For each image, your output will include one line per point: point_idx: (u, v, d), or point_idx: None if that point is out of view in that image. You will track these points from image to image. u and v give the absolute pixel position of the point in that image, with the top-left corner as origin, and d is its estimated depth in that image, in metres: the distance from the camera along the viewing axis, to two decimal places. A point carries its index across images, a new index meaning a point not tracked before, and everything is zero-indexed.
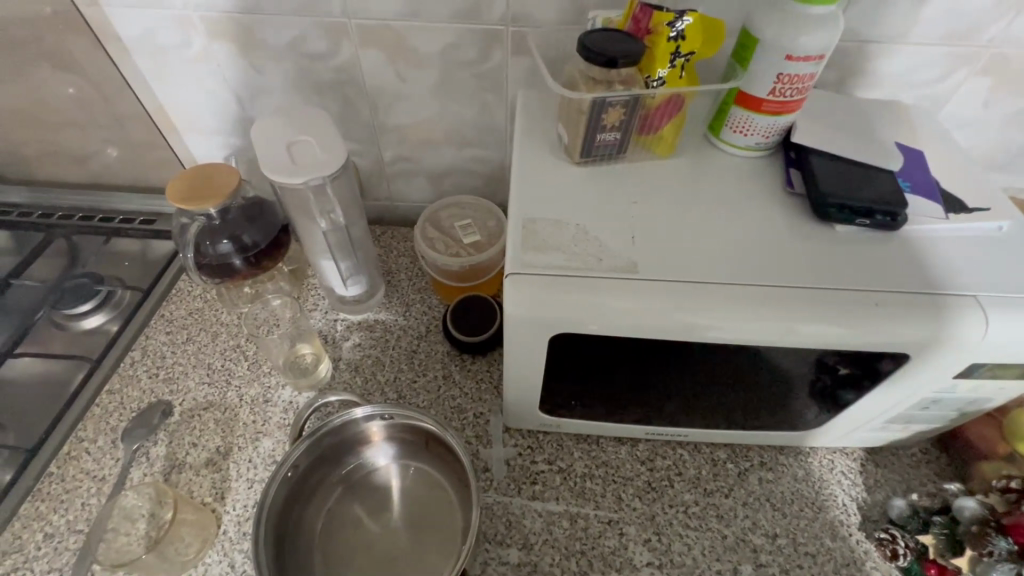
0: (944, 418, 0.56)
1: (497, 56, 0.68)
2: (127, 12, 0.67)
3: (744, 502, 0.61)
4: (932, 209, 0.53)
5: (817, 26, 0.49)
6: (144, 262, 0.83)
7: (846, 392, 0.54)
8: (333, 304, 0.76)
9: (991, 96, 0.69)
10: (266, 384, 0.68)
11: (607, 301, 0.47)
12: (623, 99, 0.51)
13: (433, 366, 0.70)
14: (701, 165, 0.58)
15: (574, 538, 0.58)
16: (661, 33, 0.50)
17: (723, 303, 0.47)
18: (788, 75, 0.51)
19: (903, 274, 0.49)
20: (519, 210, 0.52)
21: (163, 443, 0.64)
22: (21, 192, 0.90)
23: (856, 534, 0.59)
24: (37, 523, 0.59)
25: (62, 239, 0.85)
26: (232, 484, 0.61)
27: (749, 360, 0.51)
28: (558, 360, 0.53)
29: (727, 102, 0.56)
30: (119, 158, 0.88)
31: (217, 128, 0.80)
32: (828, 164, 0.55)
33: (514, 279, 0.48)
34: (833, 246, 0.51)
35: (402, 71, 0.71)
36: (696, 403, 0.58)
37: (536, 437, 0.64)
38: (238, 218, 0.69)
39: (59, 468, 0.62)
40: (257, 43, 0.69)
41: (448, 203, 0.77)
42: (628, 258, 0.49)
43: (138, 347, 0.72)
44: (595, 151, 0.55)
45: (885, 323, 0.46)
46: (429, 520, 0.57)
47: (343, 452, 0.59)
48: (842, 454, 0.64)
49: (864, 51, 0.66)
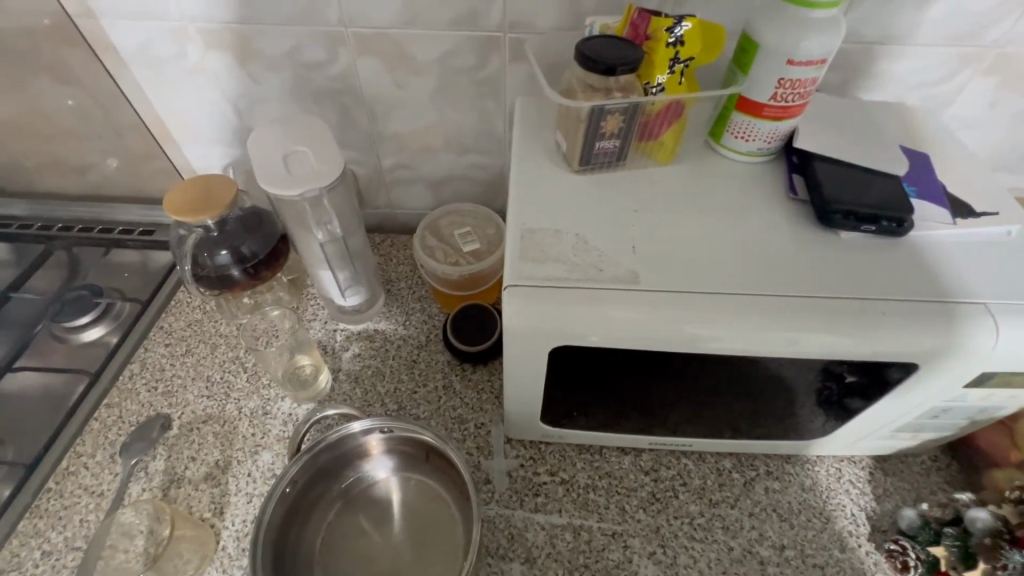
0: (955, 426, 0.55)
1: (495, 63, 0.68)
2: (125, 24, 0.67)
3: (751, 512, 0.59)
4: (938, 214, 0.52)
5: (819, 29, 0.48)
6: (145, 273, 0.83)
7: (854, 400, 0.53)
8: (332, 314, 0.75)
9: (997, 96, 0.68)
10: (265, 396, 0.68)
11: (608, 312, 0.46)
12: (622, 106, 0.50)
13: (433, 376, 0.70)
14: (702, 171, 0.57)
15: (577, 552, 0.57)
16: (659, 39, 0.49)
17: (727, 312, 0.46)
18: (790, 79, 0.50)
19: (910, 281, 0.48)
20: (518, 219, 0.52)
21: (161, 457, 0.63)
22: (21, 204, 0.90)
23: (866, 545, 0.58)
24: (35, 540, 0.58)
25: (62, 251, 0.85)
26: (231, 499, 0.60)
27: (754, 370, 0.50)
28: (560, 370, 0.52)
29: (727, 107, 0.55)
30: (119, 169, 0.88)
31: (216, 138, 0.80)
32: (832, 169, 0.54)
33: (513, 292, 0.47)
34: (838, 253, 0.50)
35: (400, 79, 0.70)
36: (700, 413, 0.57)
37: (538, 448, 0.63)
38: (237, 229, 0.68)
39: (58, 483, 0.62)
40: (253, 53, 0.69)
41: (447, 211, 0.77)
42: (629, 268, 0.49)
43: (137, 360, 0.72)
44: (594, 158, 0.54)
45: (892, 333, 0.46)
46: (430, 533, 0.56)
47: (342, 466, 0.59)
48: (849, 463, 0.63)
49: (867, 52, 0.65)
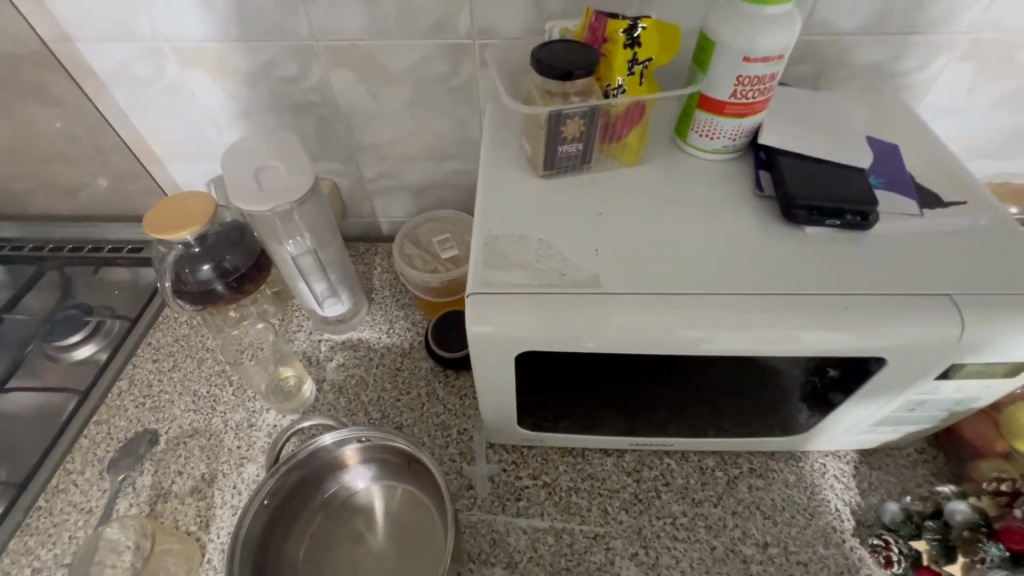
0: (934, 418, 0.55)
1: (468, 70, 0.68)
2: (102, 47, 0.68)
3: (734, 511, 0.59)
4: (905, 206, 0.52)
5: (774, 26, 0.48)
6: (135, 290, 0.84)
7: (831, 393, 0.52)
8: (317, 325, 0.76)
9: (975, 82, 0.68)
10: (251, 409, 0.69)
11: (574, 317, 0.46)
12: (581, 110, 0.50)
13: (417, 383, 0.70)
14: (671, 170, 0.57)
15: (559, 555, 0.57)
16: (616, 41, 0.49)
17: (692, 311, 0.46)
18: (748, 76, 0.50)
19: (879, 275, 0.48)
20: (483, 226, 0.52)
21: (148, 472, 0.64)
22: (14, 226, 0.92)
23: (851, 540, 0.57)
24: (25, 558, 0.59)
25: (53, 271, 0.86)
26: (217, 512, 0.61)
27: (726, 368, 0.50)
28: (531, 374, 0.52)
29: (691, 106, 0.55)
30: (106, 188, 0.89)
31: (198, 155, 0.81)
32: (798, 165, 0.53)
33: (476, 299, 0.47)
34: (805, 248, 0.50)
35: (374, 90, 0.71)
36: (679, 413, 0.57)
37: (520, 452, 0.64)
38: (217, 244, 0.68)
39: (48, 501, 0.63)
40: (230, 71, 0.70)
41: (427, 218, 0.77)
42: (593, 272, 0.49)
43: (126, 376, 0.73)
44: (558, 163, 0.54)
45: (857, 328, 0.45)
46: (412, 541, 0.57)
47: (322, 477, 0.59)
48: (834, 458, 0.63)
49: (840, 43, 0.64)
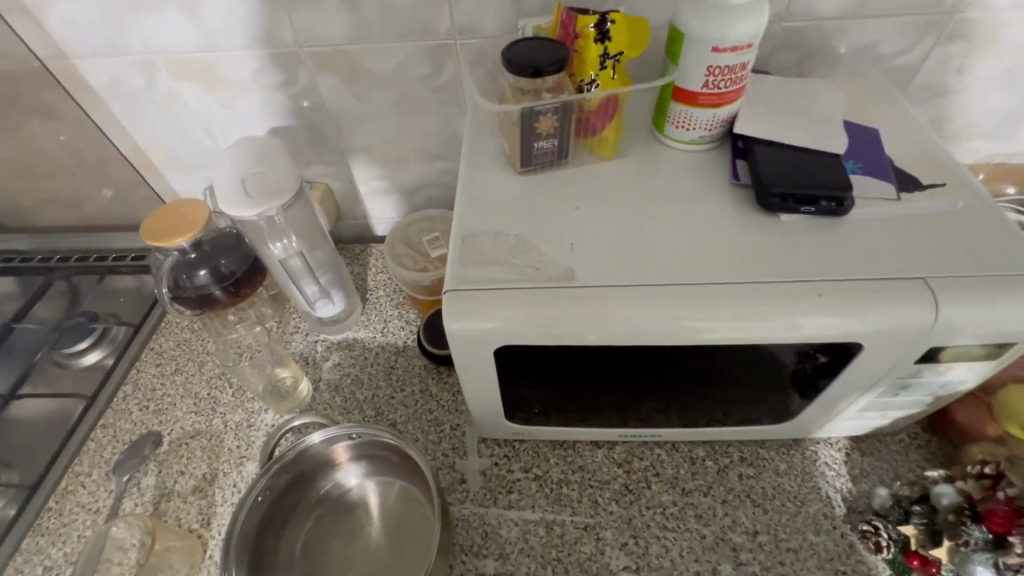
0: (921, 402, 0.54)
1: (450, 70, 0.69)
2: (95, 61, 0.70)
3: (723, 500, 0.59)
4: (883, 190, 0.52)
5: (742, 15, 0.48)
6: (139, 297, 0.87)
7: (816, 380, 0.52)
8: (313, 326, 0.78)
9: (964, 62, 0.67)
10: (250, 410, 0.70)
11: (552, 311, 0.47)
12: (554, 106, 0.51)
13: (410, 381, 0.71)
14: (649, 163, 0.57)
15: (550, 546, 0.58)
16: (588, 36, 0.50)
17: (668, 302, 0.46)
18: (718, 66, 0.50)
19: (857, 260, 0.48)
20: (462, 225, 0.53)
21: (152, 472, 0.66)
22: (23, 239, 0.95)
23: (842, 527, 0.57)
24: (36, 557, 0.62)
25: (61, 281, 0.89)
26: (217, 509, 0.63)
27: (707, 358, 0.50)
28: (516, 368, 0.53)
29: (665, 98, 0.55)
30: (108, 199, 0.92)
31: (194, 163, 0.83)
32: (774, 153, 0.53)
33: (453, 297, 0.48)
34: (781, 236, 0.50)
35: (360, 93, 0.72)
36: (667, 403, 0.57)
37: (512, 446, 0.64)
38: (214, 249, 0.68)
39: (58, 502, 0.65)
40: (219, 81, 0.71)
41: (417, 218, 0.78)
42: (568, 266, 0.49)
43: (130, 381, 0.75)
44: (536, 159, 0.55)
45: (832, 314, 0.45)
46: (405, 537, 0.58)
47: (317, 473, 0.61)
48: (826, 445, 0.62)
49: (822, 28, 0.64)
